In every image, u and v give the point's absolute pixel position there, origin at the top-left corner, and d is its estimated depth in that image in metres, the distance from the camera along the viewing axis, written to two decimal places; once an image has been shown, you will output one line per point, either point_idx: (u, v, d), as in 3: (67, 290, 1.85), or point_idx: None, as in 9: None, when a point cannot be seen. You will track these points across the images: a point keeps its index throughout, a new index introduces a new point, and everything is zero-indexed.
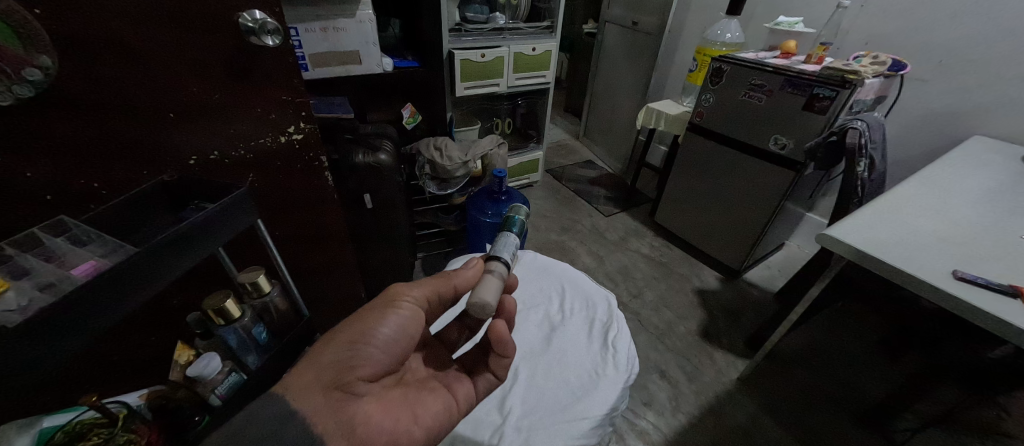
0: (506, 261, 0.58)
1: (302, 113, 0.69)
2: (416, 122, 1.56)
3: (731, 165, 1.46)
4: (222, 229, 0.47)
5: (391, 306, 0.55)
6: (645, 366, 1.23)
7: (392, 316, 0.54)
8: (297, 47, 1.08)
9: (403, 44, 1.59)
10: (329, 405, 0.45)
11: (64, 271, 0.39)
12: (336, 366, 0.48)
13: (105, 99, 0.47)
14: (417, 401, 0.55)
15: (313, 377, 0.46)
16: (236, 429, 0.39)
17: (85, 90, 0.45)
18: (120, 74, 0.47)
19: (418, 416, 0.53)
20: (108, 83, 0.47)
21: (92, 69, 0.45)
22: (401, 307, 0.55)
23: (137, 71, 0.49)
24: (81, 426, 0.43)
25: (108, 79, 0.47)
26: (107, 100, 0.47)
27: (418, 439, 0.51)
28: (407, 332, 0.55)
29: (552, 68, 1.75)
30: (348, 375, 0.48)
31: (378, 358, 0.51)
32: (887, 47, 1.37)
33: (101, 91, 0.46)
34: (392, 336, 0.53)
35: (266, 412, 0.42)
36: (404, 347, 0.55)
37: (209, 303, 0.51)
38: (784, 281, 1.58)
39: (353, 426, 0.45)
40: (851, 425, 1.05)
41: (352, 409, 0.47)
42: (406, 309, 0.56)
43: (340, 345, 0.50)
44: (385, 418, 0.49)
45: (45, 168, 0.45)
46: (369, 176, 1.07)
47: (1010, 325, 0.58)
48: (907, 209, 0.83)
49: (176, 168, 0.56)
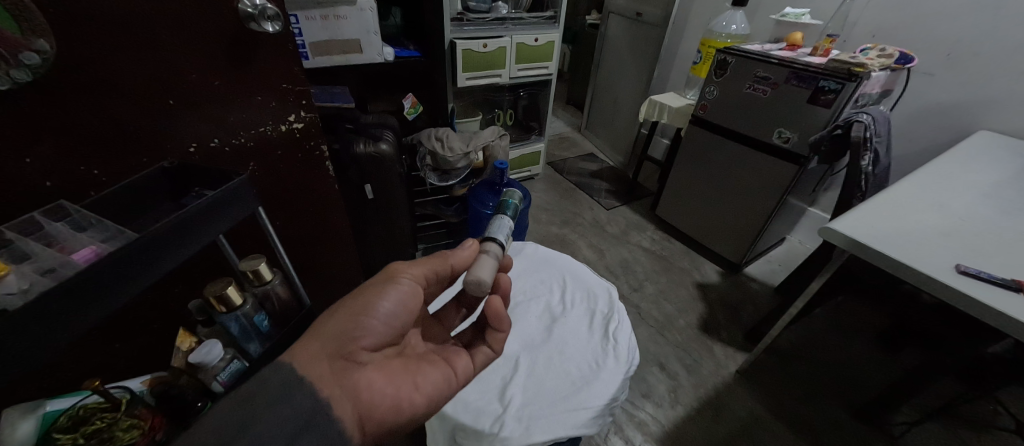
0: (501, 242, 0.59)
1: (302, 101, 0.69)
2: (417, 112, 1.54)
3: (733, 158, 1.45)
4: (224, 218, 0.47)
5: (390, 281, 0.55)
6: (645, 358, 1.23)
7: (392, 290, 0.54)
8: (297, 35, 1.07)
9: (404, 34, 1.57)
10: (333, 372, 0.45)
11: (64, 256, 0.38)
12: (338, 336, 0.48)
13: (104, 84, 0.47)
14: (418, 370, 0.55)
15: (317, 347, 0.47)
16: (248, 394, 0.39)
17: (84, 75, 0.45)
18: (119, 60, 0.47)
19: (419, 384, 0.53)
20: (107, 69, 0.46)
21: (90, 54, 0.44)
22: (400, 282, 0.56)
23: (136, 57, 0.48)
24: (85, 411, 0.43)
25: (107, 64, 0.46)
26: (106, 87, 0.47)
27: (419, 405, 0.52)
28: (408, 307, 0.56)
29: (555, 59, 1.73)
30: (351, 345, 0.49)
31: (379, 329, 0.52)
32: (893, 40, 1.36)
33: (99, 77, 0.46)
34: (392, 310, 0.53)
35: (276, 377, 0.41)
36: (404, 321, 0.55)
37: (209, 290, 0.51)
38: (783, 275, 1.58)
39: (357, 391, 0.46)
40: (848, 417, 1.06)
41: (354, 376, 0.47)
42: (406, 284, 0.56)
43: (341, 317, 0.50)
44: (386, 385, 0.50)
45: (45, 154, 0.45)
46: (370, 166, 1.06)
47: (1011, 319, 0.58)
48: (911, 203, 0.83)
49: (176, 155, 0.56)
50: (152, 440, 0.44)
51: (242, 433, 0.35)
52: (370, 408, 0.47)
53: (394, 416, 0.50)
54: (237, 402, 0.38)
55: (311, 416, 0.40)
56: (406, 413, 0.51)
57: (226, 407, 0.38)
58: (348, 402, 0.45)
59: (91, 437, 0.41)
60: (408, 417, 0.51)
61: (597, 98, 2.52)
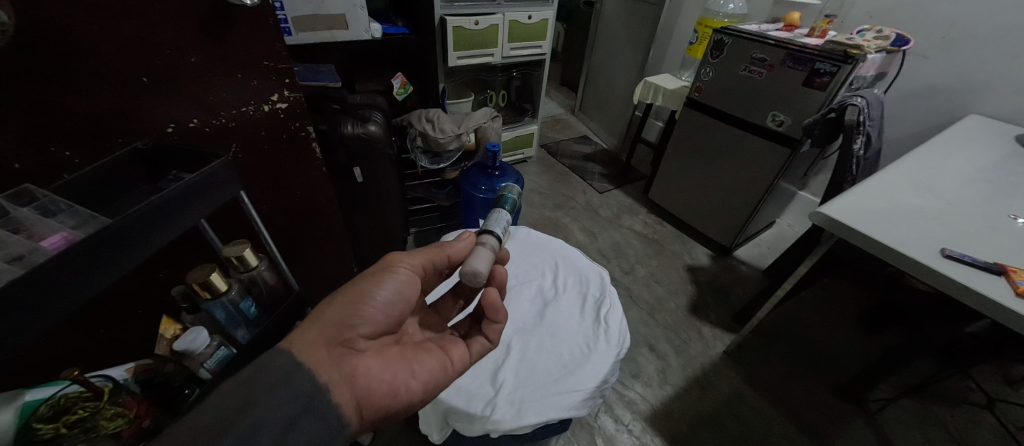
0: (498, 235, 0.59)
1: (285, 80, 0.67)
2: (408, 92, 1.50)
3: (727, 141, 1.44)
4: (205, 202, 0.45)
5: (388, 271, 0.55)
6: (636, 340, 1.25)
7: (389, 279, 0.54)
8: (279, 9, 1.02)
9: (392, 10, 1.52)
10: (331, 359, 0.45)
11: (33, 243, 0.37)
12: (336, 323, 0.48)
13: (76, 60, 0.45)
14: (415, 358, 0.54)
15: (316, 334, 0.46)
16: (249, 377, 0.39)
17: (55, 50, 0.43)
18: (87, 34, 0.44)
19: (415, 371, 0.53)
20: (78, 44, 0.44)
21: (57, 26, 0.42)
22: (397, 272, 0.55)
23: (106, 30, 0.46)
24: (65, 401, 0.41)
25: (79, 40, 0.44)
26: (81, 62, 0.45)
27: (415, 392, 0.52)
28: (405, 296, 0.55)
29: (549, 38, 1.69)
30: (349, 333, 0.49)
31: (377, 318, 0.52)
32: (891, 21, 1.34)
33: (70, 52, 0.44)
34: (389, 301, 0.53)
35: (276, 362, 0.41)
36: (401, 309, 0.55)
37: (194, 276, 0.50)
38: (772, 258, 1.60)
39: (354, 377, 0.46)
40: (829, 395, 1.10)
41: (351, 363, 0.47)
42: (403, 274, 0.56)
43: (338, 305, 0.50)
44: (383, 371, 0.49)
45: (13, 135, 0.43)
46: (358, 148, 1.03)
47: (994, 302, 0.59)
48: (899, 187, 0.83)
49: (154, 136, 0.54)
50: (139, 427, 0.44)
51: (244, 414, 0.35)
52: (368, 394, 0.47)
53: (391, 402, 0.49)
54: (237, 385, 0.38)
55: (315, 399, 0.40)
56: (403, 399, 0.51)
57: (229, 387, 0.38)
58: (346, 389, 0.44)
59: (74, 427, 0.39)
60: (404, 403, 0.51)
61: (592, 79, 2.47)
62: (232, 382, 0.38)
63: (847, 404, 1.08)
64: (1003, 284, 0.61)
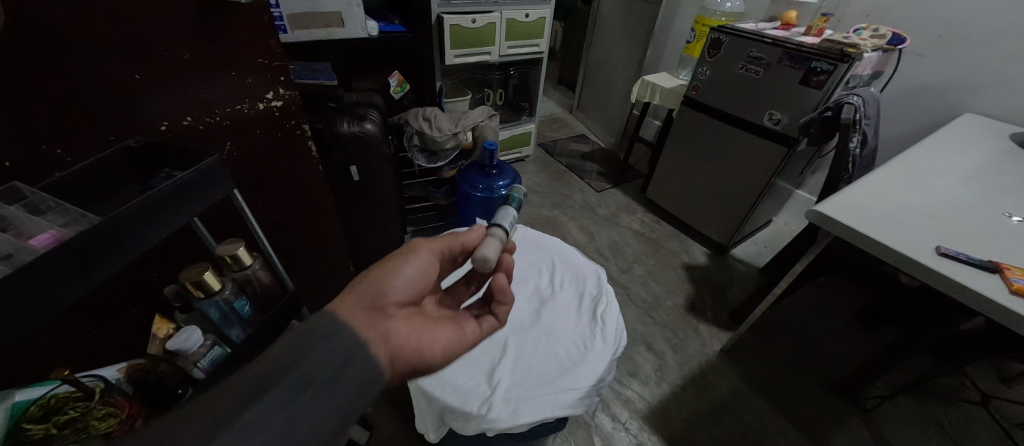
0: (507, 228, 0.59)
1: (280, 77, 0.66)
2: (405, 91, 1.50)
3: (724, 140, 1.45)
4: (200, 199, 0.45)
5: (410, 252, 0.55)
6: (633, 338, 1.26)
7: (413, 260, 0.54)
8: (274, 7, 1.02)
9: (389, 8, 1.51)
10: (369, 320, 0.44)
11: (20, 241, 0.36)
12: (369, 292, 0.47)
13: (64, 59, 0.45)
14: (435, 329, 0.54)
15: (352, 300, 0.46)
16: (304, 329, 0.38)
17: (41, 49, 0.43)
18: (75, 32, 0.44)
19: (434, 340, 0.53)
20: (66, 43, 0.44)
21: (43, 25, 0.42)
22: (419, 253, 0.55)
23: (94, 28, 0.45)
24: (56, 400, 0.42)
25: (67, 38, 0.44)
26: (69, 60, 0.45)
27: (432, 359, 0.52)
28: (427, 277, 0.55)
29: (547, 36, 1.68)
30: (381, 300, 0.48)
31: (403, 291, 0.51)
32: (887, 20, 1.34)
33: (58, 51, 0.44)
34: (412, 279, 0.53)
35: (326, 319, 0.40)
36: (423, 288, 0.54)
37: (186, 275, 0.49)
38: (769, 256, 1.61)
39: (388, 339, 0.45)
40: (826, 393, 1.10)
41: (385, 326, 0.45)
42: (424, 256, 0.55)
43: (369, 278, 0.49)
44: (411, 337, 0.48)
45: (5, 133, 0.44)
46: (355, 146, 1.03)
47: (987, 299, 0.59)
48: (895, 185, 0.84)
49: (145, 135, 0.54)
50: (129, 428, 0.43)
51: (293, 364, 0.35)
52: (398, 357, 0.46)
53: (414, 364, 0.49)
54: (292, 336, 0.38)
55: (358, 350, 0.40)
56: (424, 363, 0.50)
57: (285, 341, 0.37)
58: (383, 347, 0.43)
59: (64, 427, 0.40)
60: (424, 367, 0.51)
61: (590, 77, 2.47)
62: (289, 333, 0.38)
63: (843, 401, 1.08)
64: (998, 282, 0.61)
